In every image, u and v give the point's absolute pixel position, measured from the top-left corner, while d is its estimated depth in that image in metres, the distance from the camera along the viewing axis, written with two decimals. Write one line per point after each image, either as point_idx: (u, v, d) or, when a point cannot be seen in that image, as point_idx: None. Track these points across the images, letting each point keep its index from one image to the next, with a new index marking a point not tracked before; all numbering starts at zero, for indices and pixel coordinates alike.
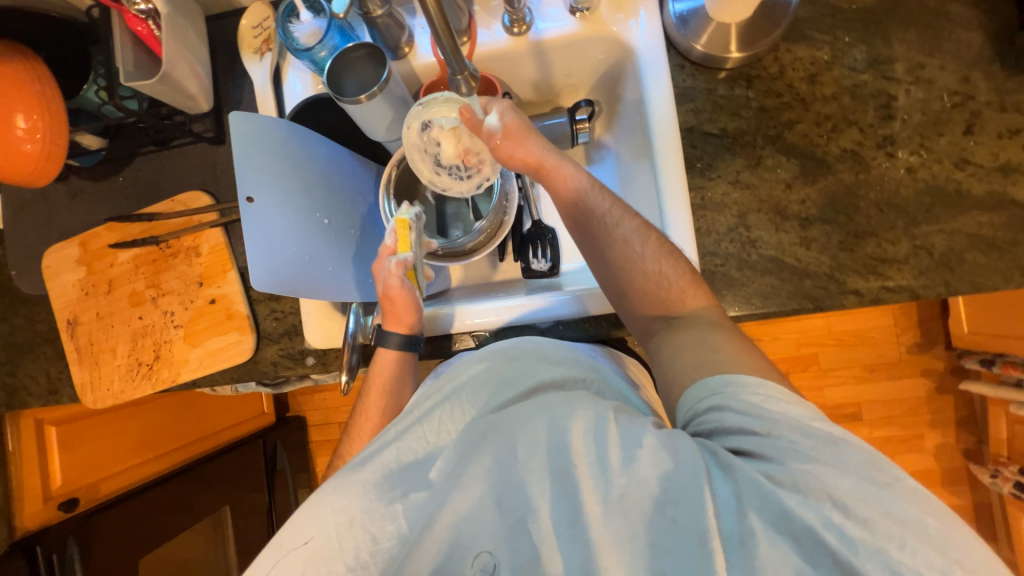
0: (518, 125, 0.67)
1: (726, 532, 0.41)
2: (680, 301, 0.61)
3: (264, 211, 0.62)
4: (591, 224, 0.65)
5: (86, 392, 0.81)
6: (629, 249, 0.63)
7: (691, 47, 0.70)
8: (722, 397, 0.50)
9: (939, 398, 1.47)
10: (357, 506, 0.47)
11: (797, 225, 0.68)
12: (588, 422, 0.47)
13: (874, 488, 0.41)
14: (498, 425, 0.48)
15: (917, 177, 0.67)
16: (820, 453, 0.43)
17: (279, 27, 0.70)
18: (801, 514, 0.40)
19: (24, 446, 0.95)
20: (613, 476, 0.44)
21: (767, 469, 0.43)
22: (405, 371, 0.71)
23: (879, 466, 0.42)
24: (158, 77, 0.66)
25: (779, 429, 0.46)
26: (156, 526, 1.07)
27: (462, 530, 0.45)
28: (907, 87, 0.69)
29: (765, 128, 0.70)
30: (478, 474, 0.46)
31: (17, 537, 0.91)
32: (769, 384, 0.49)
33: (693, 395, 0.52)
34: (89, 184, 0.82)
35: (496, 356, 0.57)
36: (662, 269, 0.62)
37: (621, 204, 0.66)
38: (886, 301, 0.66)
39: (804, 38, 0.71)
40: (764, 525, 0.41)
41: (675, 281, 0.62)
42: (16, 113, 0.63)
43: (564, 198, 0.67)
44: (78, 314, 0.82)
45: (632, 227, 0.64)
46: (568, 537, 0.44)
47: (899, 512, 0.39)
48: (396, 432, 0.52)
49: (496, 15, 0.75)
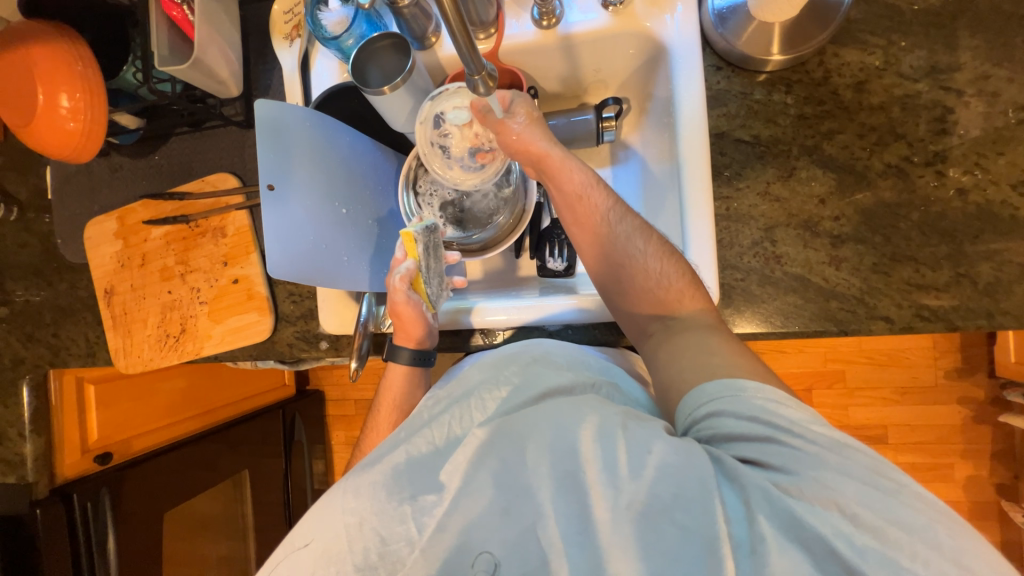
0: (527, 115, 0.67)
1: (737, 537, 0.41)
2: (677, 304, 0.61)
3: (286, 198, 0.64)
4: (597, 227, 0.65)
5: (120, 356, 0.86)
6: (630, 247, 0.63)
7: (730, 47, 0.67)
8: (719, 403, 0.48)
9: (975, 428, 1.39)
10: (367, 507, 0.46)
11: (829, 242, 0.64)
12: (596, 429, 0.46)
13: (881, 495, 0.39)
14: (507, 428, 0.49)
15: (969, 199, 0.62)
16: (826, 459, 0.42)
17: (308, 14, 0.70)
18: (812, 523, 0.39)
19: (65, 400, 1.00)
20: (622, 483, 0.43)
21: (775, 477, 0.42)
22: (412, 367, 0.73)
23: (885, 472, 0.41)
24: (190, 63, 0.68)
25: (790, 435, 0.44)
26: (180, 485, 1.14)
27: (472, 532, 0.45)
28: (967, 100, 0.63)
29: (802, 138, 0.66)
30: (486, 477, 0.47)
31: (58, 483, 0.98)
32: (768, 389, 0.48)
33: (691, 401, 0.51)
34: (128, 161, 0.86)
35: (506, 364, 0.57)
36: (663, 268, 0.62)
37: (623, 203, 0.66)
38: (920, 330, 0.62)
39: (855, 42, 0.66)
40: (775, 531, 0.40)
41: (674, 282, 0.61)
42: (62, 93, 0.66)
43: (569, 194, 0.66)
44: (114, 285, 0.87)
45: (635, 225, 0.64)
46: (578, 545, 0.43)
47: (907, 520, 0.38)
48: (407, 434, 0.53)
49: (525, 6, 0.72)
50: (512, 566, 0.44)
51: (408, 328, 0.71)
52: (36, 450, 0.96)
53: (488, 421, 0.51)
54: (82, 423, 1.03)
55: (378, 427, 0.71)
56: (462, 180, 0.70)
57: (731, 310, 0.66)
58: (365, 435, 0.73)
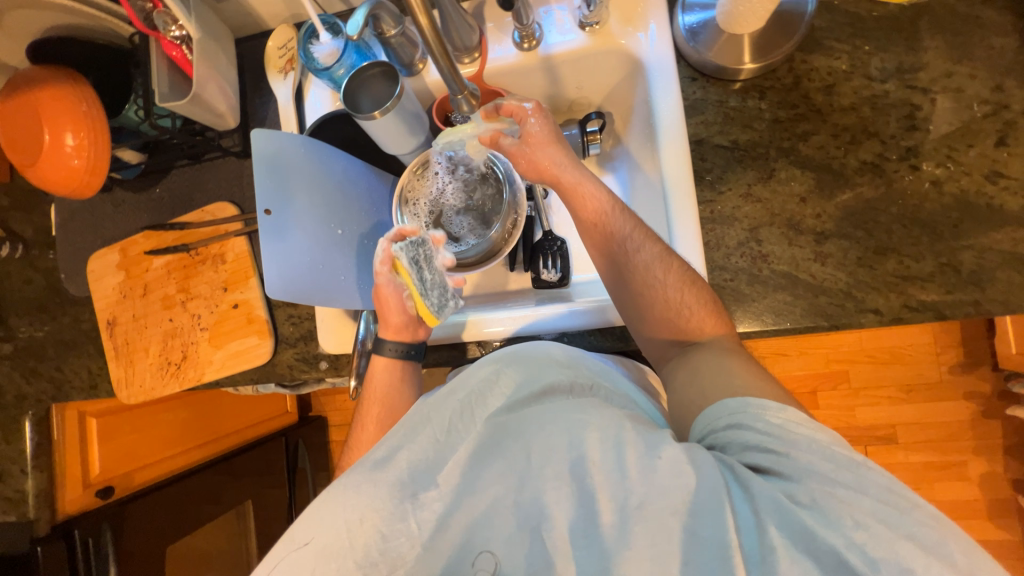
0: (545, 135, 0.71)
1: (747, 548, 0.41)
2: (699, 330, 0.63)
3: (282, 224, 0.66)
4: (613, 249, 0.67)
5: (122, 387, 0.87)
6: (650, 275, 0.64)
7: (702, 59, 0.70)
8: (741, 416, 0.50)
9: (984, 423, 1.37)
10: (367, 504, 0.46)
11: (813, 239, 0.66)
12: (604, 433, 0.47)
13: (894, 512, 0.40)
14: (513, 429, 0.49)
15: (944, 190, 0.64)
16: (840, 476, 0.42)
17: (301, 48, 0.74)
18: (823, 534, 0.39)
19: (68, 435, 0.99)
20: (631, 485, 0.44)
21: (788, 488, 0.43)
22: (395, 359, 0.73)
23: (901, 491, 0.41)
24: (188, 98, 0.71)
25: (802, 451, 0.45)
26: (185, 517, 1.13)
27: (474, 533, 0.46)
28: (933, 97, 0.66)
29: (778, 140, 0.68)
30: (493, 478, 0.47)
31: (59, 519, 0.97)
32: (790, 410, 0.49)
33: (711, 414, 0.53)
34: (130, 196, 0.88)
35: (510, 363, 0.55)
36: (683, 298, 0.63)
37: (643, 228, 0.67)
38: (908, 321, 0.63)
39: (821, 48, 0.69)
40: (785, 541, 0.40)
41: (695, 311, 0.62)
42: (66, 133, 0.69)
43: (591, 214, 0.69)
44: (117, 315, 0.88)
45: (654, 254, 0.65)
46: (586, 547, 0.43)
47: (921, 536, 0.38)
48: (406, 434, 0.51)
49: (507, 31, 0.76)
50: (514, 566, 0.45)
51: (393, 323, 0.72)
52: (38, 486, 0.95)
53: (491, 422, 0.51)
54: (84, 455, 1.02)
55: (366, 419, 0.71)
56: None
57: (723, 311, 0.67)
58: (353, 426, 0.73)
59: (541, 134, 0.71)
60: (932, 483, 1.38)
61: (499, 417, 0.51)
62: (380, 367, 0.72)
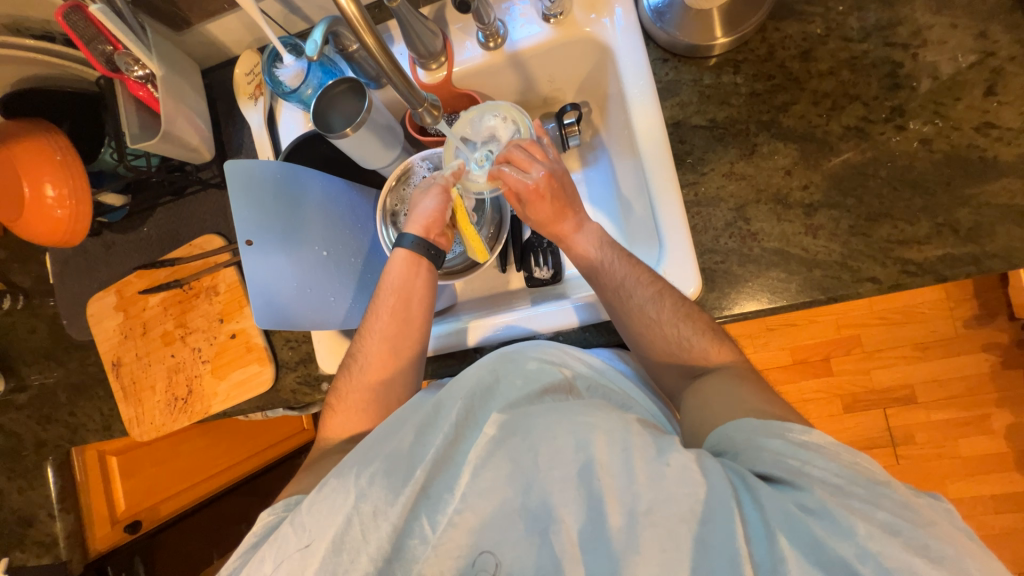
0: (552, 215, 0.68)
1: (758, 558, 0.41)
2: (705, 359, 0.62)
3: (266, 250, 0.66)
4: (608, 294, 0.66)
5: (134, 426, 0.89)
6: (645, 316, 0.63)
7: (673, 40, 0.68)
8: (761, 431, 0.50)
9: (1005, 374, 1.34)
10: (380, 498, 0.47)
11: (802, 212, 0.64)
12: (611, 436, 0.47)
13: (910, 526, 0.40)
14: (518, 430, 0.49)
15: (933, 148, 0.61)
16: (855, 491, 0.42)
17: (266, 73, 0.74)
18: (834, 546, 0.39)
19: (91, 476, 1.01)
20: (640, 489, 0.44)
21: (801, 500, 0.42)
22: (416, 254, 0.70)
23: (918, 506, 0.41)
24: (159, 137, 0.71)
25: (819, 465, 0.45)
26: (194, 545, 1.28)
27: (483, 536, 0.46)
28: (915, 52, 0.63)
29: (757, 114, 0.67)
30: (500, 480, 0.47)
31: (91, 557, 1.01)
32: (815, 433, 0.48)
33: (726, 428, 0.52)
34: (119, 238, 0.89)
35: (507, 368, 0.55)
36: (681, 332, 0.62)
37: (639, 271, 0.64)
38: (908, 286, 0.61)
39: (794, 14, 0.67)
40: (796, 553, 0.40)
41: (696, 343, 0.62)
42: (47, 185, 0.70)
43: (585, 268, 0.68)
44: (120, 356, 0.89)
45: (649, 296, 0.63)
46: (595, 551, 0.43)
47: (936, 550, 0.39)
48: (420, 432, 0.51)
49: (470, 32, 0.75)
50: (514, 568, 0.45)
51: (425, 226, 0.69)
52: (66, 528, 0.98)
53: (500, 423, 0.50)
54: (109, 495, 1.05)
55: (382, 308, 0.70)
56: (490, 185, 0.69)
57: (717, 294, 0.66)
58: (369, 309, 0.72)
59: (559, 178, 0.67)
60: (955, 441, 1.36)
61: (503, 415, 0.50)
62: (399, 260, 0.70)
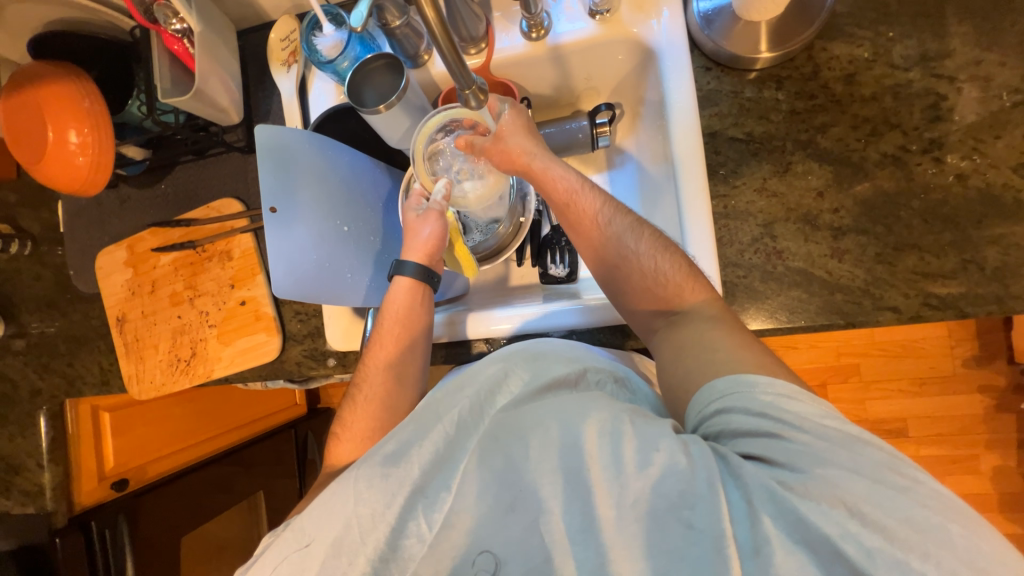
0: (513, 128, 0.68)
1: (740, 539, 0.40)
2: (679, 297, 0.60)
3: (289, 221, 0.65)
4: (581, 227, 0.67)
5: (133, 383, 0.88)
6: (623, 247, 0.64)
7: (718, 48, 0.67)
8: (732, 398, 0.49)
9: (998, 418, 1.35)
10: (377, 501, 0.47)
11: (829, 235, 0.64)
12: (603, 425, 0.46)
13: (889, 493, 0.39)
14: (513, 426, 0.48)
15: (968, 184, 0.61)
16: (833, 456, 0.42)
17: (304, 41, 0.73)
18: (817, 524, 0.39)
19: (81, 429, 1.01)
20: (628, 481, 0.43)
21: (781, 476, 0.42)
22: (417, 282, 0.71)
23: (898, 469, 0.41)
24: (191, 94, 0.70)
25: (797, 432, 0.44)
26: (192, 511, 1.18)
27: (479, 533, 0.46)
28: (960, 86, 0.63)
29: (795, 132, 0.66)
30: (491, 475, 0.47)
31: (75, 512, 0.99)
32: (780, 383, 0.48)
33: (700, 399, 0.51)
34: (136, 193, 0.88)
35: (520, 360, 0.54)
36: (657, 265, 0.62)
37: (612, 202, 0.67)
38: (928, 319, 0.61)
39: (842, 35, 0.66)
40: (779, 532, 0.40)
41: (671, 277, 0.61)
42: (71, 130, 0.69)
43: (558, 199, 0.67)
44: (126, 312, 0.88)
45: (626, 225, 0.65)
46: (583, 542, 0.44)
47: (920, 519, 0.38)
48: (417, 429, 0.50)
49: (514, 21, 0.74)
50: (513, 565, 0.45)
51: (426, 252, 0.71)
52: (54, 479, 0.97)
53: (495, 419, 0.50)
54: (98, 451, 1.04)
55: (385, 336, 0.69)
56: (475, 204, 0.73)
57: (735, 307, 0.65)
58: (370, 339, 0.71)
59: (513, 123, 0.69)
60: (943, 477, 1.37)
61: (504, 415, 0.50)
62: (402, 287, 0.71)
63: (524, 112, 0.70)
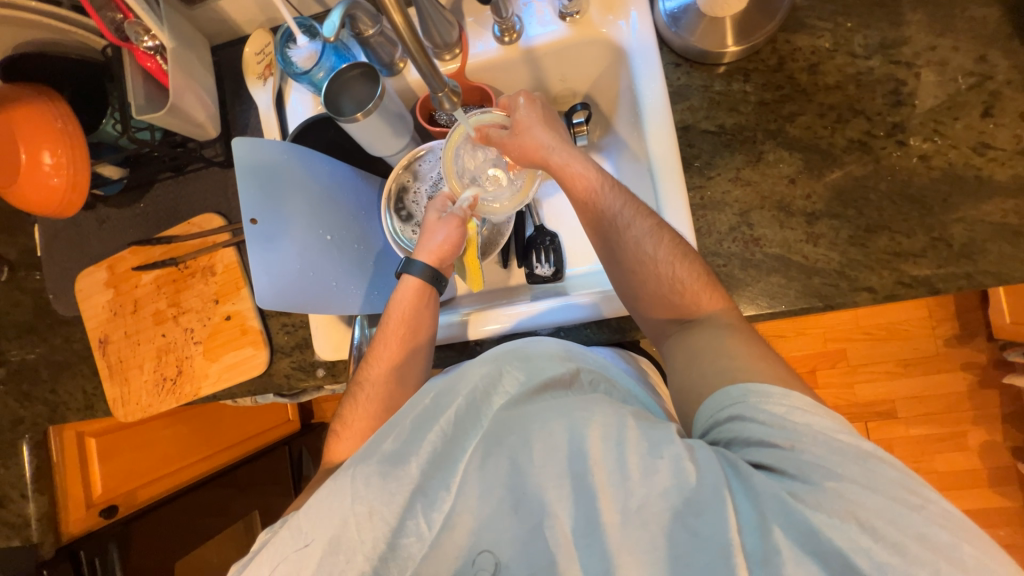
0: (529, 118, 0.70)
1: (750, 549, 0.41)
2: (696, 305, 0.61)
3: (271, 234, 0.64)
4: (606, 225, 0.66)
5: (118, 406, 0.86)
6: (640, 251, 0.63)
7: (685, 44, 0.69)
8: (743, 406, 0.50)
9: (982, 393, 1.38)
10: (376, 498, 0.46)
11: (803, 221, 0.66)
12: (607, 429, 0.46)
13: (905, 511, 0.40)
14: (513, 425, 0.49)
15: (932, 165, 0.63)
16: (847, 471, 0.42)
17: (278, 53, 0.73)
18: (829, 536, 0.40)
19: (67, 456, 0.98)
20: (632, 486, 0.43)
21: (794, 488, 0.42)
22: (424, 283, 0.71)
23: (912, 488, 0.41)
24: (166, 109, 0.70)
25: (806, 444, 0.45)
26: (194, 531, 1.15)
27: (481, 536, 0.46)
28: (918, 72, 0.65)
29: (765, 123, 0.68)
30: (496, 480, 0.47)
31: (64, 541, 0.96)
32: (795, 396, 0.49)
33: (713, 404, 0.52)
34: (114, 213, 0.87)
35: (513, 361, 0.54)
36: (676, 272, 0.62)
37: (634, 204, 0.65)
38: (902, 297, 0.63)
39: (804, 27, 0.69)
40: (790, 542, 0.40)
41: (689, 285, 0.61)
42: (44, 151, 0.68)
43: (581, 192, 0.68)
44: (108, 334, 0.87)
45: (647, 229, 0.63)
46: (588, 545, 0.43)
47: (933, 537, 0.39)
48: (416, 430, 0.50)
49: (487, 26, 0.75)
50: (514, 566, 0.45)
51: (438, 255, 0.70)
52: (40, 510, 0.95)
53: (496, 418, 0.50)
54: (85, 478, 1.01)
55: (389, 336, 0.69)
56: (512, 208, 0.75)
57: None
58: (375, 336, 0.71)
59: (530, 115, 0.70)
60: (933, 456, 1.39)
61: (505, 413, 0.50)
62: (409, 287, 0.71)
63: (539, 102, 0.71)
